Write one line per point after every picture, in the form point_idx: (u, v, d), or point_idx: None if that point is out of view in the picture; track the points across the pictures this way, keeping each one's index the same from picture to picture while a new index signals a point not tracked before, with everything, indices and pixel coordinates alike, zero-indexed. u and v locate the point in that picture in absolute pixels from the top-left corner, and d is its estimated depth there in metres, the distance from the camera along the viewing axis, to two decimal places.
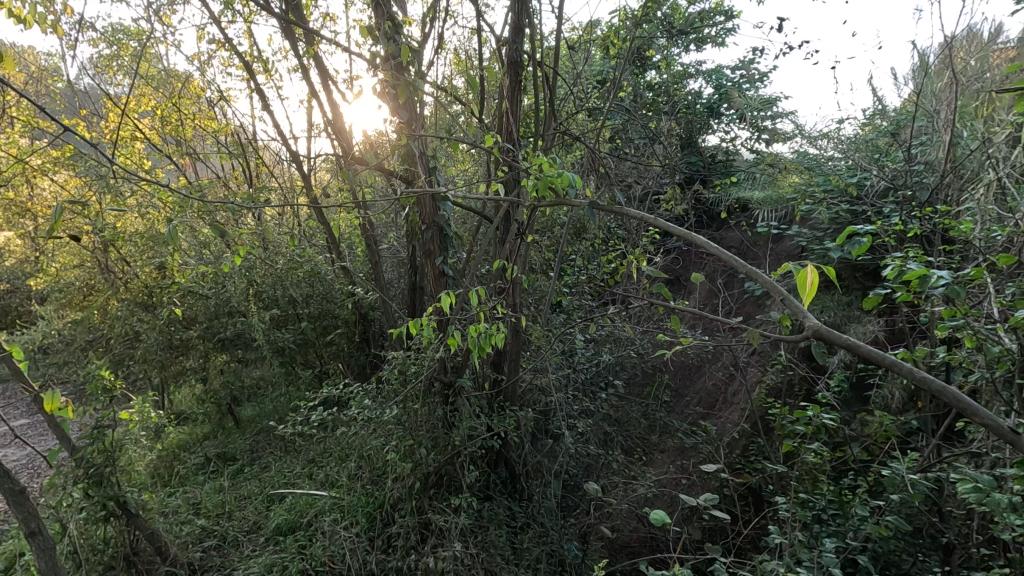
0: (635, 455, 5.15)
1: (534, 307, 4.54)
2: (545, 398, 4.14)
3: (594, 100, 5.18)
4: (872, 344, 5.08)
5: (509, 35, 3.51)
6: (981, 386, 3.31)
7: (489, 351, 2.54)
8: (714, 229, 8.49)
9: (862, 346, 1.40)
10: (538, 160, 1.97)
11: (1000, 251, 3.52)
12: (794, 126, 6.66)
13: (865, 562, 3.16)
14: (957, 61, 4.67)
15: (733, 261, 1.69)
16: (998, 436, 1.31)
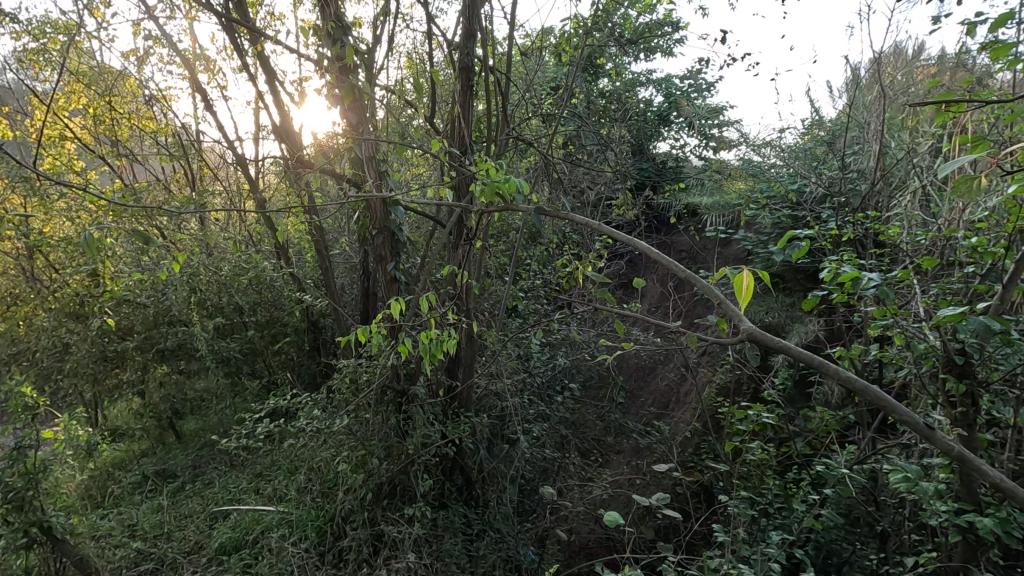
0: (590, 457, 5.21)
1: (489, 312, 4.53)
2: (501, 403, 4.13)
3: (547, 106, 5.23)
4: (813, 344, 5.33)
5: (460, 40, 3.50)
6: (908, 380, 3.51)
7: (441, 357, 2.51)
8: (665, 234, 8.72)
9: (792, 347, 1.44)
10: (485, 165, 1.97)
11: (924, 254, 3.75)
12: (739, 135, 6.93)
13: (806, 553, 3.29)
14: (886, 75, 4.97)
15: (673, 265, 1.73)
16: (915, 431, 1.38)
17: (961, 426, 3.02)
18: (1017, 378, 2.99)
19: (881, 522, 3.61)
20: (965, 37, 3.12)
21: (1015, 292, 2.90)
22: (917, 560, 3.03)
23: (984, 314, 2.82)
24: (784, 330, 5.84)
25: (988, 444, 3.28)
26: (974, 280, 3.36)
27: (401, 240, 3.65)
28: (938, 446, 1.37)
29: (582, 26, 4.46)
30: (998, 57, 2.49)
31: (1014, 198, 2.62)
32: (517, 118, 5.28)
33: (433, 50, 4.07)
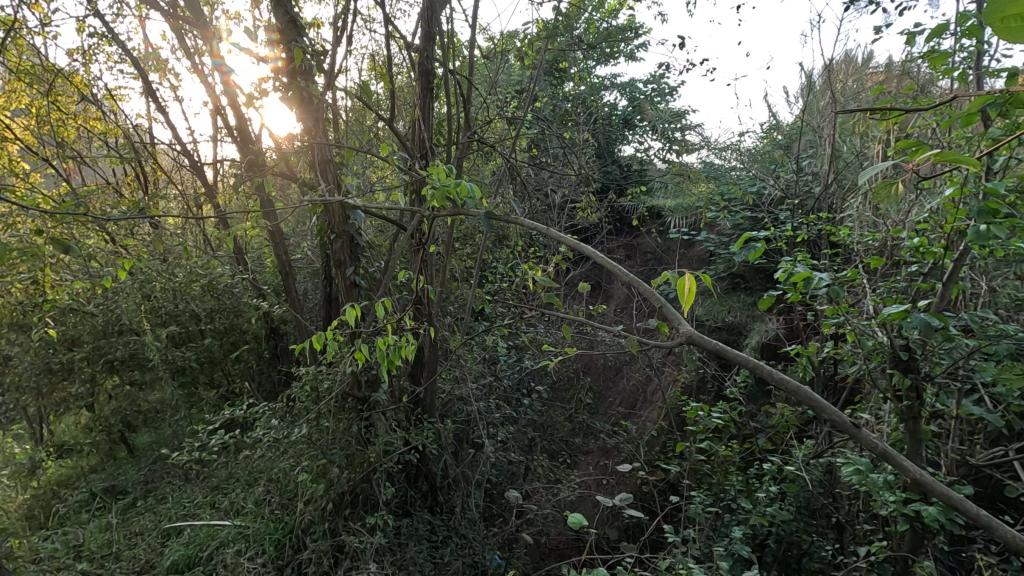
0: (558, 458, 5.23)
1: (454, 316, 4.51)
2: (468, 406, 4.12)
3: (512, 109, 5.24)
4: (772, 342, 5.48)
5: (420, 43, 3.48)
6: (860, 375, 3.64)
7: (400, 363, 2.47)
8: (630, 237, 8.88)
9: (731, 350, 1.45)
10: (435, 168, 1.95)
11: (873, 254, 3.91)
12: (699, 138, 7.09)
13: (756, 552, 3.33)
14: (837, 82, 5.16)
15: (618, 269, 1.71)
16: (843, 429, 1.38)
17: (908, 419, 3.15)
18: (958, 372, 3.13)
19: (835, 513, 3.73)
20: (906, 46, 3.26)
21: (955, 290, 3.03)
22: (870, 549, 3.12)
23: (925, 310, 2.95)
24: (745, 328, 6.00)
25: (933, 435, 3.43)
26: (918, 278, 3.51)
27: (361, 244, 3.59)
28: (865, 445, 1.37)
29: (546, 30, 4.49)
30: (935, 66, 2.60)
31: (952, 201, 2.75)
32: (482, 122, 5.30)
33: (394, 52, 4.04)
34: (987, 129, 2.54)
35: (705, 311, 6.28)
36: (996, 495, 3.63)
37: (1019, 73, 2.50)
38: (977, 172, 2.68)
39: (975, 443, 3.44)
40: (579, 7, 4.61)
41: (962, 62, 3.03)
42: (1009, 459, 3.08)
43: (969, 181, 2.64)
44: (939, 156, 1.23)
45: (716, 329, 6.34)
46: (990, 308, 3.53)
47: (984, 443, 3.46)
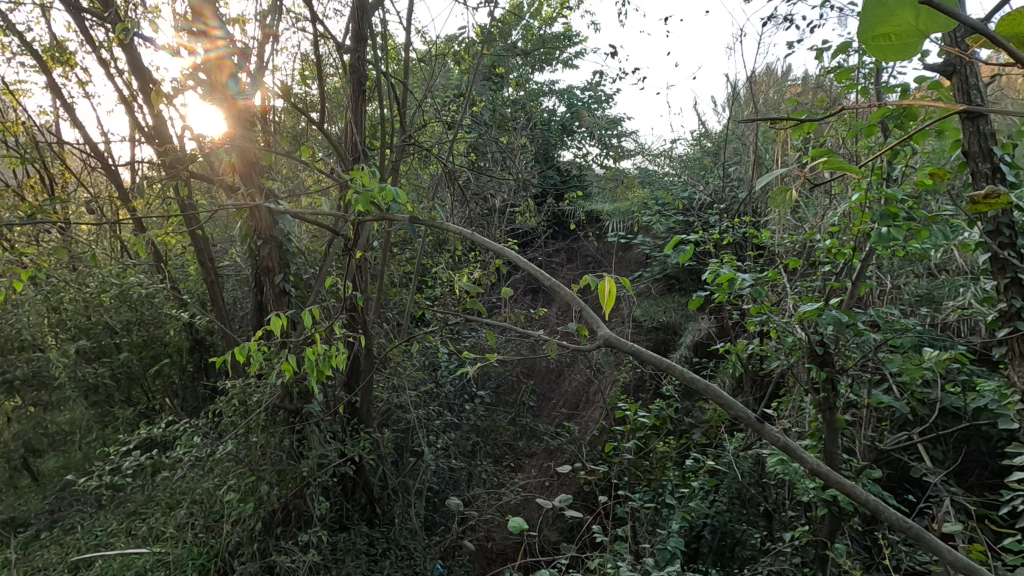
0: (502, 463, 5.24)
1: (393, 323, 4.43)
2: (408, 414, 4.06)
3: (450, 113, 5.21)
4: (704, 340, 5.72)
5: (351, 43, 3.40)
6: (783, 370, 3.86)
7: (331, 373, 2.39)
8: (570, 241, 9.04)
9: (644, 352, 1.30)
10: (357, 173, 1.91)
11: (792, 256, 4.16)
12: (634, 145, 7.31)
13: (684, 546, 3.44)
14: (758, 93, 5.46)
15: (540, 275, 1.67)
16: (745, 424, 1.24)
17: (824, 410, 3.37)
18: (868, 363, 3.38)
19: (763, 502, 3.91)
20: (815, 61, 3.50)
21: (863, 288, 3.26)
22: (794, 534, 3.29)
23: (837, 307, 3.17)
24: (679, 327, 6.24)
25: (846, 423, 3.69)
26: (831, 277, 3.77)
27: (291, 250, 3.46)
28: (768, 441, 1.19)
29: (482, 34, 4.50)
30: (840, 79, 2.79)
31: (857, 206, 2.97)
32: (419, 126, 5.24)
33: (325, 52, 3.92)
34: (886, 139, 2.75)
35: (642, 311, 6.48)
36: (903, 476, 3.93)
37: (912, 88, 2.73)
38: (878, 179, 2.90)
39: (884, 428, 3.72)
40: (516, 14, 4.66)
41: (865, 78, 3.28)
42: (912, 443, 3.34)
43: (872, 187, 2.85)
44: (826, 163, 1.38)
45: (652, 329, 6.55)
46: (894, 304, 3.84)
47: (890, 429, 3.75)
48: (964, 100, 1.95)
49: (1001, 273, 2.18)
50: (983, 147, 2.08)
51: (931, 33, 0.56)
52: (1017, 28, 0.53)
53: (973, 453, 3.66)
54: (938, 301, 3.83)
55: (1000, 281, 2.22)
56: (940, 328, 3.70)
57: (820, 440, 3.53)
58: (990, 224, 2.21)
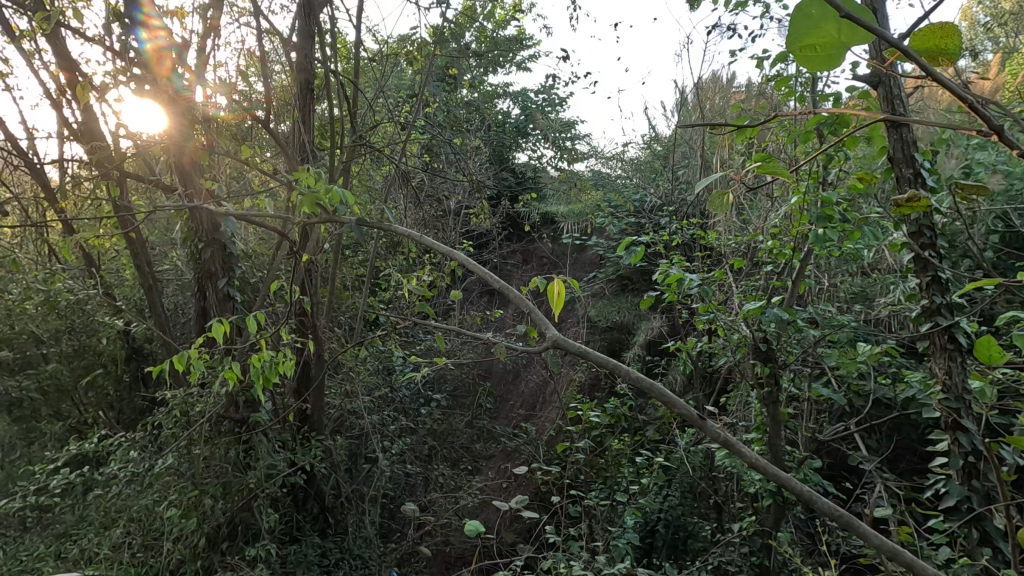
0: (459, 466, 5.22)
1: (345, 328, 4.33)
2: (362, 420, 3.99)
3: (403, 114, 5.14)
4: (657, 339, 5.85)
5: (297, 40, 3.30)
6: (730, 367, 4.00)
7: (278, 380, 2.30)
8: (525, 242, 9.10)
9: (589, 352, 1.26)
10: (301, 174, 1.85)
11: (738, 257, 4.32)
12: (587, 148, 7.42)
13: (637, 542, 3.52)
14: (705, 99, 5.64)
15: (490, 279, 1.64)
16: (687, 421, 1.19)
17: (767, 404, 3.51)
18: (808, 358, 3.54)
19: (713, 495, 4.00)
20: (757, 70, 3.65)
21: (802, 287, 3.42)
22: (741, 524, 3.41)
23: (778, 306, 3.31)
24: (633, 327, 6.37)
25: (789, 416, 3.85)
26: (774, 277, 3.93)
27: (236, 253, 3.34)
28: (709, 437, 1.16)
29: (435, 35, 4.46)
30: (779, 87, 2.91)
31: (796, 208, 3.10)
32: (371, 127, 5.15)
33: (271, 48, 3.80)
34: (821, 145, 2.90)
35: (597, 312, 6.59)
36: (841, 465, 4.15)
37: (845, 97, 2.88)
38: (815, 183, 3.05)
39: (823, 420, 3.91)
40: (469, 15, 4.64)
41: (803, 86, 3.44)
42: (849, 433, 3.52)
43: (809, 191, 2.99)
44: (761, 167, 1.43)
45: (607, 329, 6.67)
46: (831, 301, 4.05)
47: (829, 420, 3.93)
48: (889, 110, 2.08)
49: (923, 271, 2.33)
50: (907, 153, 2.22)
51: (852, 45, 0.59)
52: (927, 42, 0.57)
53: (904, 441, 3.88)
54: (871, 298, 4.05)
55: (923, 279, 2.37)
56: (872, 324, 3.91)
57: (764, 433, 3.67)
58: (914, 226, 2.37)
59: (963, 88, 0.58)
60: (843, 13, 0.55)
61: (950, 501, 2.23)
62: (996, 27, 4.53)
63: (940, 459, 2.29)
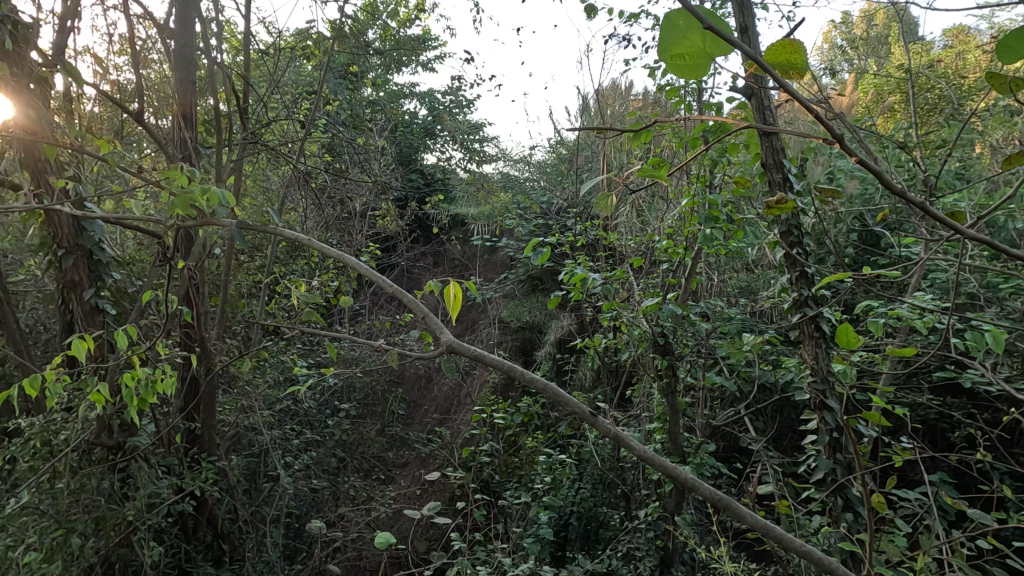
0: (371, 476, 5.05)
1: (241, 338, 4.04)
2: (261, 436, 3.74)
3: (301, 111, 4.89)
4: (566, 337, 6.00)
5: (174, 26, 3.01)
6: (633, 361, 4.20)
7: (157, 400, 2.08)
8: (436, 244, 9.01)
9: (486, 354, 1.19)
10: (172, 172, 1.69)
11: (639, 256, 4.54)
12: (495, 150, 7.49)
13: (550, 536, 3.62)
14: (605, 105, 5.87)
15: (382, 281, 1.55)
16: (579, 418, 1.18)
17: (666, 394, 3.76)
18: (702, 350, 3.79)
19: (620, 485, 4.15)
20: (651, 79, 3.85)
21: (694, 284, 3.66)
22: (646, 510, 3.58)
23: (673, 301, 3.52)
24: (543, 326, 6.50)
25: (686, 404, 4.11)
26: (670, 274, 4.17)
27: (106, 260, 3.00)
28: (600, 432, 1.18)
29: (334, 30, 4.28)
30: (670, 96, 3.09)
31: (687, 210, 3.31)
32: (266, 124, 4.84)
33: (146, 34, 3.44)
34: (707, 151, 3.11)
35: (509, 313, 6.66)
36: (732, 447, 4.49)
37: (726, 107, 3.12)
38: (702, 186, 3.26)
39: (716, 406, 4.21)
40: (370, 11, 4.49)
41: (691, 96, 3.67)
42: (738, 418, 3.82)
43: (698, 194, 3.19)
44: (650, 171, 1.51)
45: (519, 329, 6.76)
46: (720, 296, 4.36)
47: (721, 406, 4.25)
48: (762, 120, 2.27)
49: (792, 267, 2.58)
50: (776, 160, 2.44)
51: (718, 55, 0.63)
52: (780, 57, 0.62)
53: (784, 420, 4.28)
54: (755, 292, 4.42)
55: (792, 275, 2.62)
56: (756, 316, 4.27)
57: (665, 422, 3.89)
58: (784, 226, 2.61)
59: (813, 99, 0.65)
60: (706, 26, 0.59)
61: (819, 474, 2.48)
62: (851, 50, 5.12)
63: (811, 437, 2.54)
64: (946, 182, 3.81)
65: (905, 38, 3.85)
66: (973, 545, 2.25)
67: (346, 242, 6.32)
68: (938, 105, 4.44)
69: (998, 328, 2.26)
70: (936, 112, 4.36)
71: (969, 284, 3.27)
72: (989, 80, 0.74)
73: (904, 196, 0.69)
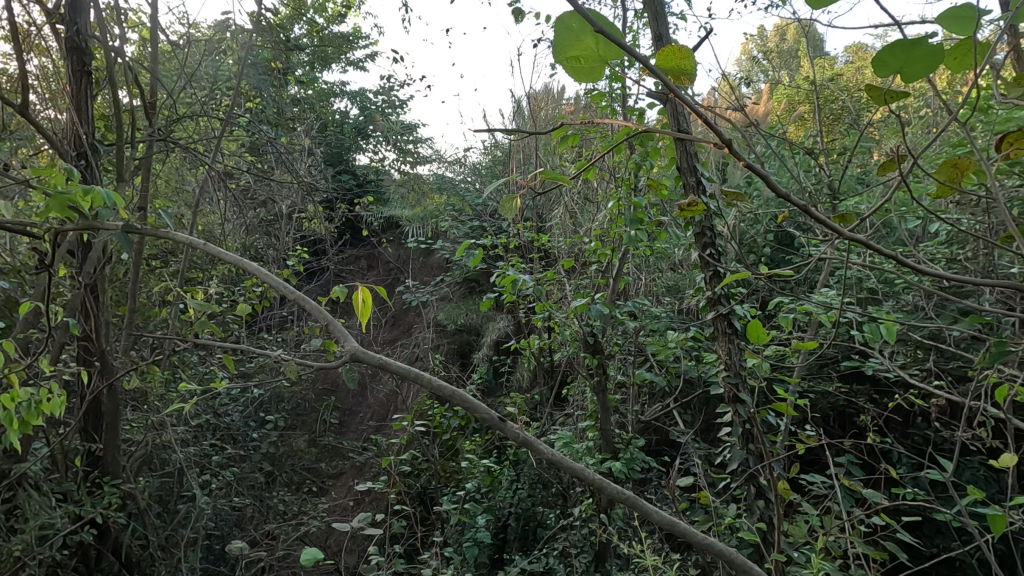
0: (300, 489, 4.85)
1: (152, 350, 3.76)
2: (175, 453, 3.49)
3: (220, 107, 4.62)
4: (503, 339, 6.01)
5: (65, 10, 2.74)
6: (565, 361, 4.26)
7: (43, 422, 1.89)
8: (369, 248, 8.80)
9: (392, 362, 1.16)
10: (45, 171, 1.52)
11: (571, 257, 4.62)
12: (430, 151, 7.41)
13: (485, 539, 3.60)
14: (537, 109, 5.94)
15: (284, 286, 1.46)
16: (489, 425, 1.17)
17: (597, 391, 3.85)
18: (631, 347, 3.91)
19: (556, 483, 4.19)
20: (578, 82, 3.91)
21: (621, 285, 3.76)
22: (580, 508, 3.63)
23: (601, 302, 3.60)
24: (480, 328, 6.48)
25: (618, 401, 4.22)
26: (600, 275, 4.27)
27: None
28: (509, 437, 1.17)
29: (254, 23, 4.06)
30: (596, 100, 3.15)
31: (614, 212, 3.39)
32: (181, 120, 4.54)
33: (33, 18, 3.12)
34: (632, 155, 3.22)
35: (446, 315, 6.61)
36: (662, 440, 4.66)
37: (648, 113, 3.22)
38: (627, 189, 3.35)
39: (646, 402, 4.35)
40: (293, 4, 4.30)
41: (616, 101, 3.76)
42: (666, 413, 3.96)
43: (623, 196, 3.27)
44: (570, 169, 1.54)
45: (456, 332, 6.69)
46: (648, 296, 4.51)
47: (651, 402, 4.39)
48: (678, 125, 2.36)
49: (706, 266, 2.70)
50: (691, 164, 2.55)
51: (612, 60, 0.64)
52: (671, 62, 0.65)
53: (709, 413, 4.48)
54: (682, 291, 4.60)
55: (707, 274, 2.75)
56: (682, 314, 4.45)
57: (596, 420, 3.98)
58: (699, 228, 2.74)
59: (698, 107, 0.70)
60: (597, 29, 0.59)
61: (734, 464, 2.61)
62: (766, 62, 5.43)
63: (727, 429, 2.66)
64: (848, 186, 4.12)
65: (812, 53, 4.12)
66: (871, 522, 2.43)
67: (272, 244, 6.04)
68: (841, 115, 4.79)
69: (890, 320, 2.46)
70: (840, 121, 4.70)
71: (868, 280, 3.55)
72: (867, 92, 0.80)
73: (785, 197, 0.78)
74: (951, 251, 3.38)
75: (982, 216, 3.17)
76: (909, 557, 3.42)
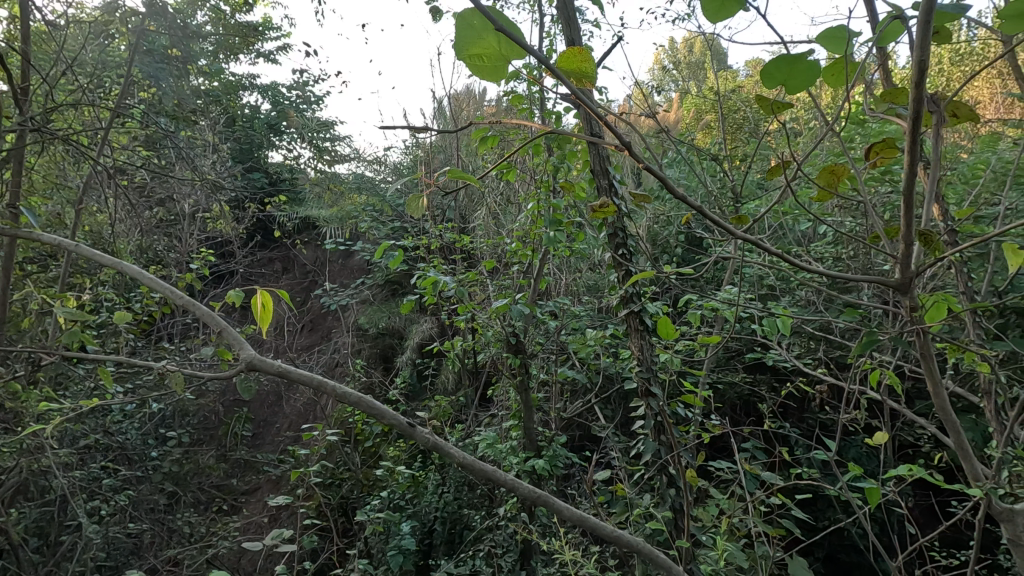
0: (207, 508, 4.52)
1: (27, 364, 3.34)
2: (57, 478, 3.13)
3: (109, 96, 4.22)
4: (426, 341, 5.93)
5: None
6: (488, 361, 4.26)
7: None
8: (284, 249, 8.39)
9: (295, 370, 1.10)
10: None
11: (493, 258, 4.64)
12: (349, 149, 7.18)
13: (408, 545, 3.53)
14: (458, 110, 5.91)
15: (173, 291, 1.35)
16: (398, 431, 1.14)
17: (520, 391, 3.89)
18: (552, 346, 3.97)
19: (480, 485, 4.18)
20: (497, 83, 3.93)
21: (542, 285, 3.82)
22: (505, 507, 3.65)
23: (522, 302, 3.64)
24: (404, 331, 6.36)
25: (541, 400, 4.28)
26: (522, 275, 4.32)
27: None
28: (419, 442, 1.15)
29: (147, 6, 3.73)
30: (515, 102, 3.18)
31: (534, 213, 3.44)
32: (63, 110, 4.11)
33: None
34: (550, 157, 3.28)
35: (367, 318, 6.42)
36: (584, 436, 4.78)
37: (565, 116, 3.30)
38: (546, 191, 3.41)
39: (568, 400, 4.44)
40: None
41: (535, 103, 3.82)
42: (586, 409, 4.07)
43: (543, 198, 3.33)
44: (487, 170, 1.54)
45: (378, 336, 6.52)
46: (569, 296, 4.61)
47: (573, 399, 4.49)
48: (592, 129, 2.43)
49: (621, 266, 2.81)
50: (604, 167, 2.63)
51: (515, 60, 0.64)
52: (573, 65, 0.66)
53: (628, 407, 4.65)
54: (601, 290, 4.74)
55: (622, 273, 2.85)
56: (601, 312, 4.59)
57: (520, 420, 4.01)
58: (613, 229, 2.84)
59: (602, 112, 0.72)
60: (498, 29, 0.59)
61: (648, 456, 2.72)
62: (676, 72, 5.72)
63: (641, 423, 2.77)
64: (749, 190, 4.42)
65: (716, 65, 4.40)
66: (771, 502, 2.62)
67: (173, 246, 5.60)
68: (742, 124, 5.16)
69: (785, 314, 2.66)
70: (741, 130, 5.05)
71: (767, 278, 3.83)
72: (759, 102, 0.85)
73: (682, 199, 0.81)
74: (836, 251, 3.72)
75: (860, 219, 3.51)
76: (804, 532, 3.73)
